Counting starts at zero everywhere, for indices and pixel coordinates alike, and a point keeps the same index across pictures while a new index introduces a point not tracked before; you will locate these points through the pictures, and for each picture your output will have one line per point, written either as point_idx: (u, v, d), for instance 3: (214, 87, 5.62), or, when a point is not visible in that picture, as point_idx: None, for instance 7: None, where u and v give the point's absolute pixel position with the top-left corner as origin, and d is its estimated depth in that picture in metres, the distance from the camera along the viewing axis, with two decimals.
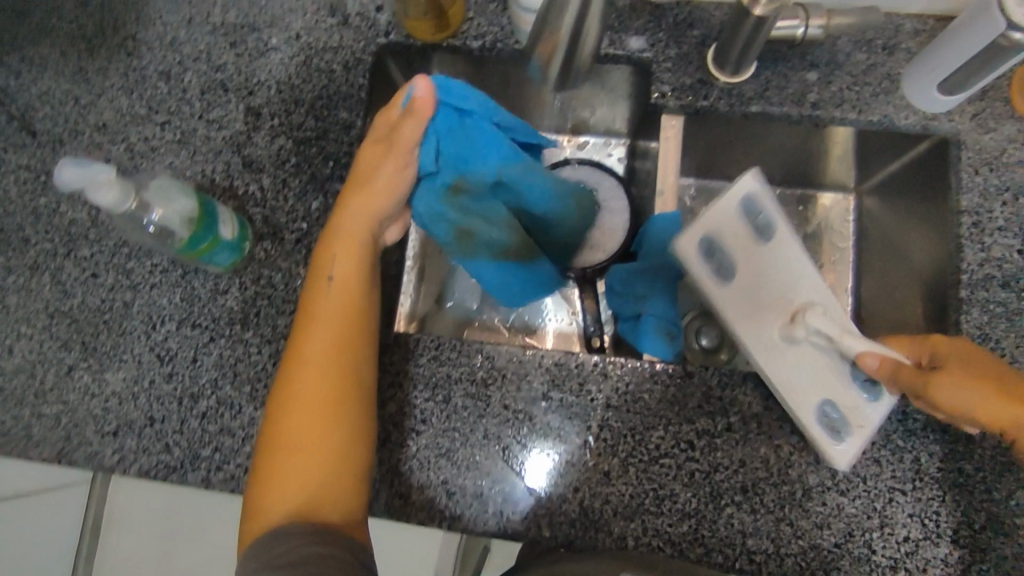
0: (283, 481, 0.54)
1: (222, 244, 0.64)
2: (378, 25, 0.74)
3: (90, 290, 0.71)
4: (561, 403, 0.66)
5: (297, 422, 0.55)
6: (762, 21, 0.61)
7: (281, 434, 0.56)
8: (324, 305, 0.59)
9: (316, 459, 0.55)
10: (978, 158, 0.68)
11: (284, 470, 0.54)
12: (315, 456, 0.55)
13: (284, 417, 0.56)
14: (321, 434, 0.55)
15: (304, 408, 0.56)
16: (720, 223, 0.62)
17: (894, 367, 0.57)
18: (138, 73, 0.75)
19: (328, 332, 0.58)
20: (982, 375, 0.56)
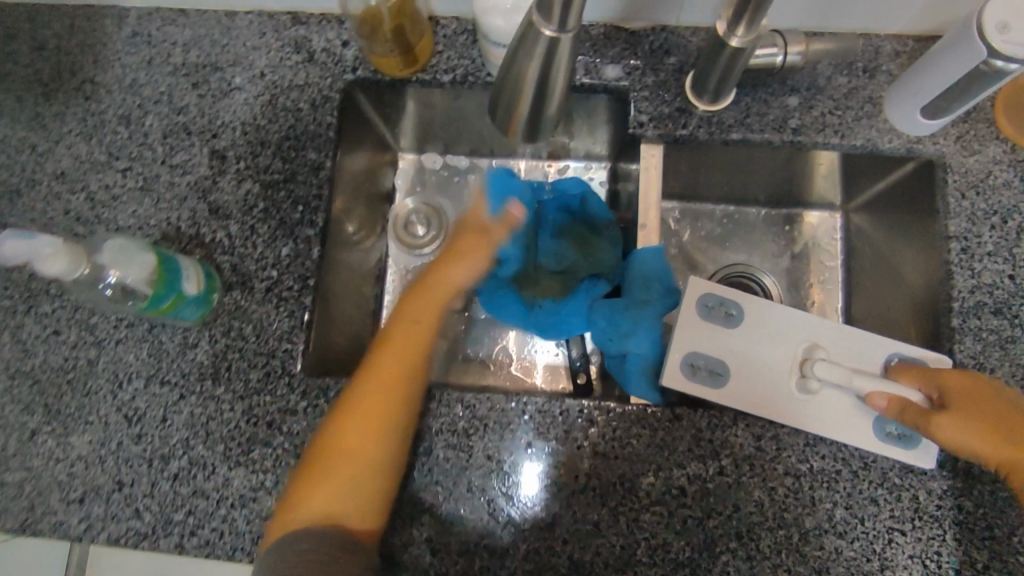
0: (326, 488, 0.56)
1: (188, 300, 0.62)
2: (345, 60, 0.71)
3: (53, 348, 0.68)
4: (546, 451, 0.64)
5: (355, 438, 0.57)
6: (738, 52, 0.59)
7: (336, 447, 0.57)
8: (399, 337, 0.61)
9: (358, 480, 0.57)
10: (964, 181, 0.67)
11: (328, 474, 0.57)
12: (358, 474, 0.57)
13: (343, 428, 0.58)
14: (369, 460, 0.57)
15: (365, 427, 0.57)
16: (696, 323, 0.64)
17: (902, 407, 0.58)
18: (97, 118, 0.72)
19: (393, 370, 0.59)
20: (990, 415, 0.55)
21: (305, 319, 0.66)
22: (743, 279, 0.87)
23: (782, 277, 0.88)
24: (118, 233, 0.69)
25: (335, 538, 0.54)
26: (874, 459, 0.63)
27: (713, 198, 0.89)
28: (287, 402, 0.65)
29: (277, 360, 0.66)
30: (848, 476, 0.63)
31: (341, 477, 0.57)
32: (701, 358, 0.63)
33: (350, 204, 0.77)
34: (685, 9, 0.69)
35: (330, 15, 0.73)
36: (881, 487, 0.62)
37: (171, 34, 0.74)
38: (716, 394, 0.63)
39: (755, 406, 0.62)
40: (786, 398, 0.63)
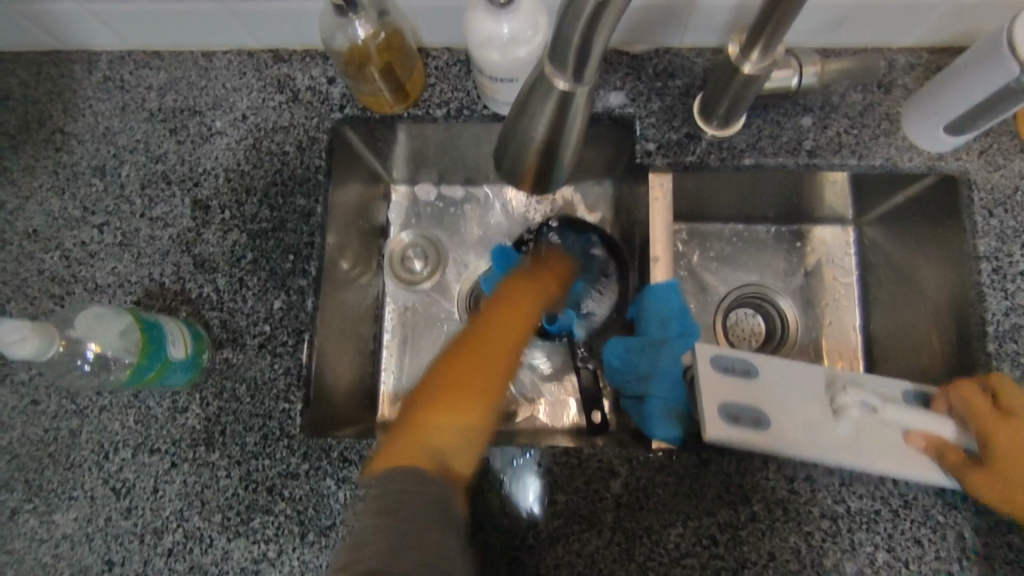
0: (429, 436, 0.46)
1: (174, 366, 0.58)
2: (332, 98, 0.68)
3: (31, 420, 0.63)
4: (567, 506, 0.60)
5: (481, 385, 0.49)
6: (753, 78, 0.56)
7: (460, 393, 0.48)
8: (519, 310, 0.59)
9: (467, 428, 0.47)
10: (989, 198, 0.65)
11: (441, 415, 0.47)
12: (471, 430, 0.47)
13: (465, 377, 0.50)
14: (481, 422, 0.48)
15: (495, 369, 0.51)
16: (719, 386, 0.58)
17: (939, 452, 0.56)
18: (69, 170, 0.68)
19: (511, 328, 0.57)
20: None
21: (302, 375, 0.62)
22: (756, 300, 0.83)
23: (796, 298, 0.82)
24: (97, 292, 0.65)
25: (450, 486, 0.43)
26: (915, 497, 0.59)
27: (719, 218, 0.83)
28: (287, 466, 0.60)
29: (275, 422, 0.61)
30: (888, 516, 0.59)
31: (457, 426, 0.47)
32: (738, 412, 0.57)
33: (343, 242, 0.72)
34: (690, 31, 0.66)
35: (314, 51, 0.69)
36: (924, 526, 0.59)
37: (145, 78, 0.69)
38: (765, 441, 0.55)
39: (809, 450, 0.55)
40: (831, 438, 0.56)
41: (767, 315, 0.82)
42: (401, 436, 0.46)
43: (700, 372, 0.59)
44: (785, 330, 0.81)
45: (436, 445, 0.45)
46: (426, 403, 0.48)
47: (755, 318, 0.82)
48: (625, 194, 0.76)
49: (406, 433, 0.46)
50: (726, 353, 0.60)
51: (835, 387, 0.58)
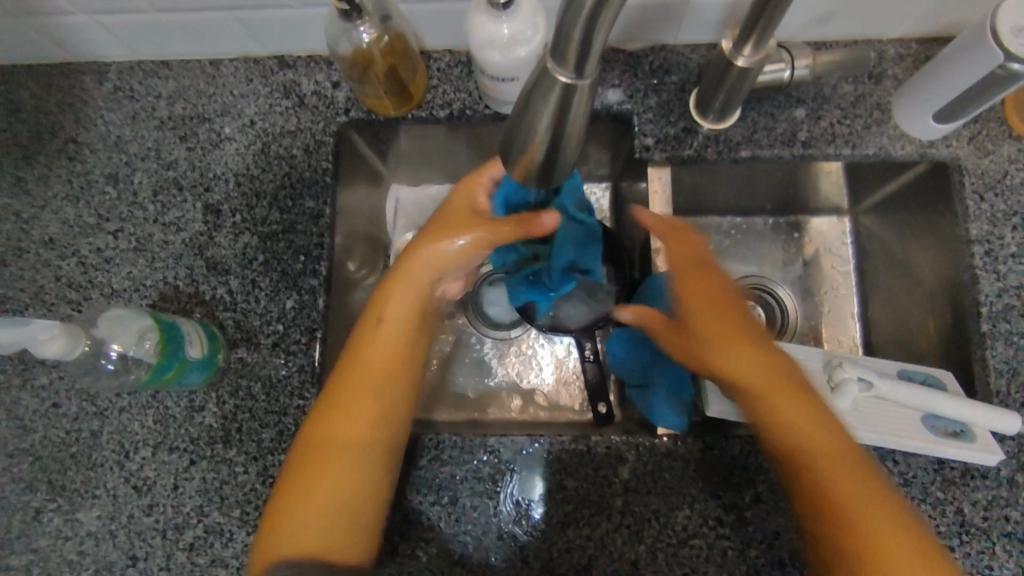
0: (312, 502, 0.55)
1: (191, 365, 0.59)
2: (337, 102, 0.69)
3: (53, 423, 0.65)
4: (576, 492, 0.61)
5: (328, 463, 0.56)
6: (746, 71, 0.58)
7: (311, 461, 0.56)
8: (386, 330, 0.61)
9: (330, 496, 0.56)
10: (980, 182, 0.67)
11: (313, 493, 0.56)
12: (328, 501, 0.56)
13: (320, 451, 0.57)
14: (346, 478, 0.56)
15: (351, 439, 0.57)
16: None
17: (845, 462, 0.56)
18: (83, 179, 0.70)
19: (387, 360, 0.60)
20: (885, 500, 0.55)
21: (315, 372, 0.64)
22: (757, 291, 0.83)
23: (795, 287, 0.84)
24: (114, 296, 0.67)
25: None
26: (914, 474, 0.61)
27: (718, 211, 0.85)
28: None
29: (290, 418, 0.63)
30: None
31: (315, 499, 0.56)
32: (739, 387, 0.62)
33: (350, 242, 0.74)
34: (685, 28, 0.68)
35: (318, 57, 0.71)
36: (925, 502, 0.60)
37: (154, 87, 0.71)
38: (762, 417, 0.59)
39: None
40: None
41: (767, 305, 0.83)
42: (284, 507, 0.56)
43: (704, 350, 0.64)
44: (786, 319, 0.82)
45: (308, 522, 0.55)
46: (298, 478, 0.56)
47: (757, 308, 0.83)
48: (626, 189, 0.78)
49: (286, 493, 0.56)
50: None
51: (831, 365, 0.62)
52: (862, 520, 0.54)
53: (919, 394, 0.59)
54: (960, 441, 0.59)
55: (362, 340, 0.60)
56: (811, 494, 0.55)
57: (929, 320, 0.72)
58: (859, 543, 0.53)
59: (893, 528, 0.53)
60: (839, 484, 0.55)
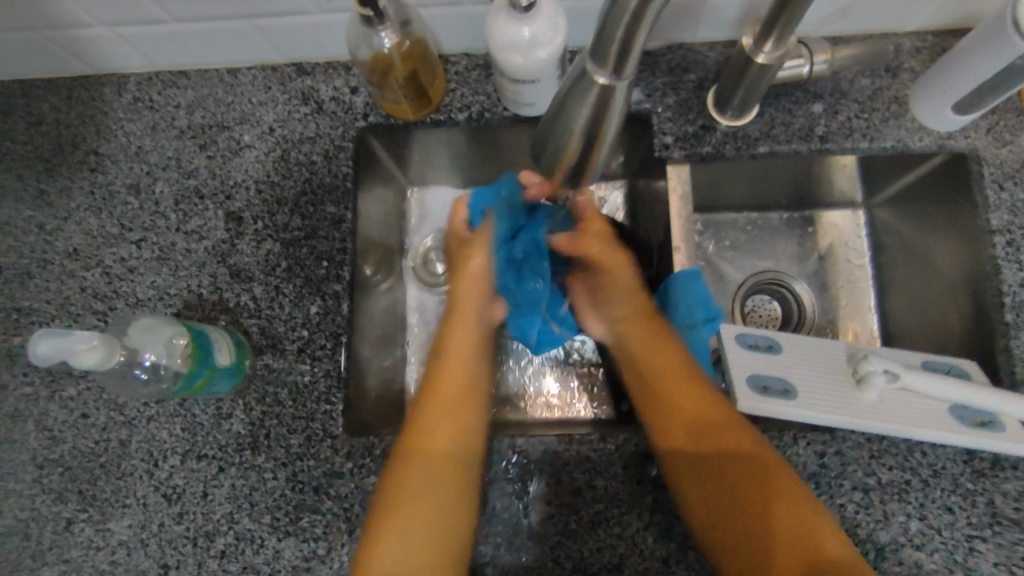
0: (407, 503, 0.58)
1: (221, 373, 0.60)
2: (356, 108, 0.70)
3: (81, 433, 0.65)
4: (606, 490, 0.61)
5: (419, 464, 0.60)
6: (766, 68, 0.58)
7: (407, 467, 0.59)
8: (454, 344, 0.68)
9: (427, 504, 0.58)
10: (999, 173, 0.67)
11: (412, 495, 0.58)
12: (427, 507, 0.58)
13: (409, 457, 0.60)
14: (438, 482, 0.59)
15: (439, 461, 0.60)
16: (749, 363, 0.62)
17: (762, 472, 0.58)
18: (105, 190, 0.70)
19: (454, 374, 0.66)
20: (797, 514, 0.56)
21: (342, 377, 0.64)
22: (773, 286, 0.84)
23: (812, 281, 0.84)
24: (139, 306, 0.67)
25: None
26: (943, 466, 0.61)
27: (733, 207, 0.84)
28: (333, 465, 0.62)
29: (318, 423, 0.63)
30: (918, 485, 0.61)
31: (408, 505, 0.58)
32: (766, 379, 0.60)
33: (369, 246, 0.74)
34: (701, 27, 0.68)
35: (336, 63, 0.71)
36: (954, 493, 0.60)
37: (173, 97, 0.72)
38: (796, 407, 0.57)
39: (839, 414, 0.58)
40: (857, 406, 0.59)
41: (783, 300, 0.84)
42: (381, 520, 0.57)
43: (728, 349, 0.63)
44: (802, 315, 0.83)
45: (404, 527, 0.57)
46: (398, 497, 0.58)
47: (772, 303, 0.84)
48: (642, 188, 0.78)
49: (391, 503, 0.58)
50: (752, 335, 0.65)
51: (856, 359, 0.62)
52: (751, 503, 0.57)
53: (946, 383, 0.59)
54: (991, 430, 0.59)
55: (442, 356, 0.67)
56: (708, 484, 0.59)
57: (950, 312, 0.72)
58: (782, 535, 0.55)
59: (804, 519, 0.55)
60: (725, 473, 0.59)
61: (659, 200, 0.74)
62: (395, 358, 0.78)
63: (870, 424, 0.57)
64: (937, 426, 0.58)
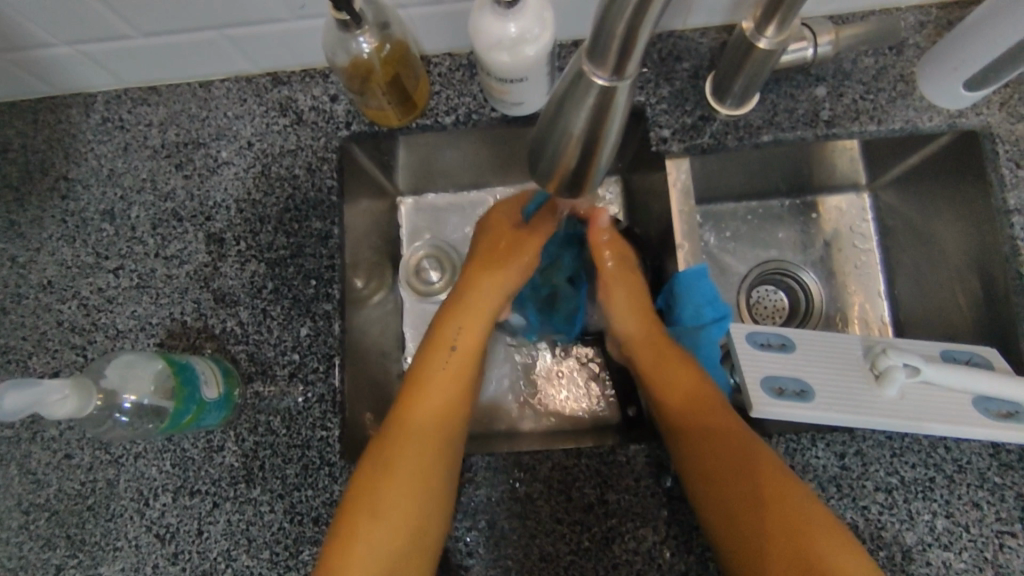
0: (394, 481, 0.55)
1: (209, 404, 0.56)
2: (337, 116, 0.66)
3: (66, 474, 0.62)
4: (619, 505, 0.58)
5: (402, 464, 0.56)
6: (768, 54, 0.56)
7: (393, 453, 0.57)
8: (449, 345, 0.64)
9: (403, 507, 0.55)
10: (1015, 150, 0.64)
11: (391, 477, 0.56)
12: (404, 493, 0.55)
13: (390, 454, 0.57)
14: (421, 484, 0.55)
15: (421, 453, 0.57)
16: (761, 363, 0.59)
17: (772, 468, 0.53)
18: (77, 218, 0.67)
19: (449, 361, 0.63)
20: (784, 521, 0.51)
21: (337, 401, 0.61)
22: (778, 275, 0.82)
23: (818, 269, 0.81)
24: (120, 338, 0.64)
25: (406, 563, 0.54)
26: (968, 460, 0.58)
27: (732, 197, 0.81)
28: (331, 494, 0.59)
29: (314, 451, 0.60)
30: (943, 482, 0.58)
31: (384, 505, 0.55)
32: (780, 381, 0.57)
33: (357, 259, 0.71)
34: (696, 13, 0.65)
35: (313, 70, 0.67)
36: (981, 488, 0.58)
37: (144, 115, 0.68)
38: (812, 409, 0.54)
39: (856, 414, 0.55)
40: (875, 405, 0.56)
41: (790, 290, 0.81)
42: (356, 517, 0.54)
43: (738, 348, 0.60)
44: (809, 304, 0.80)
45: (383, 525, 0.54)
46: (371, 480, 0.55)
47: (778, 293, 0.82)
48: (639, 182, 0.75)
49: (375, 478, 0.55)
50: (764, 332, 0.62)
51: (874, 353, 0.59)
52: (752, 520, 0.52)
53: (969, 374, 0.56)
54: (1019, 421, 0.55)
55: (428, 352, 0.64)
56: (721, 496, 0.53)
57: (963, 296, 0.69)
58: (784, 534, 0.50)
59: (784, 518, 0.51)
60: (724, 481, 0.53)
61: (658, 196, 0.71)
62: (391, 374, 0.75)
63: (894, 423, 0.54)
64: (961, 420, 0.55)
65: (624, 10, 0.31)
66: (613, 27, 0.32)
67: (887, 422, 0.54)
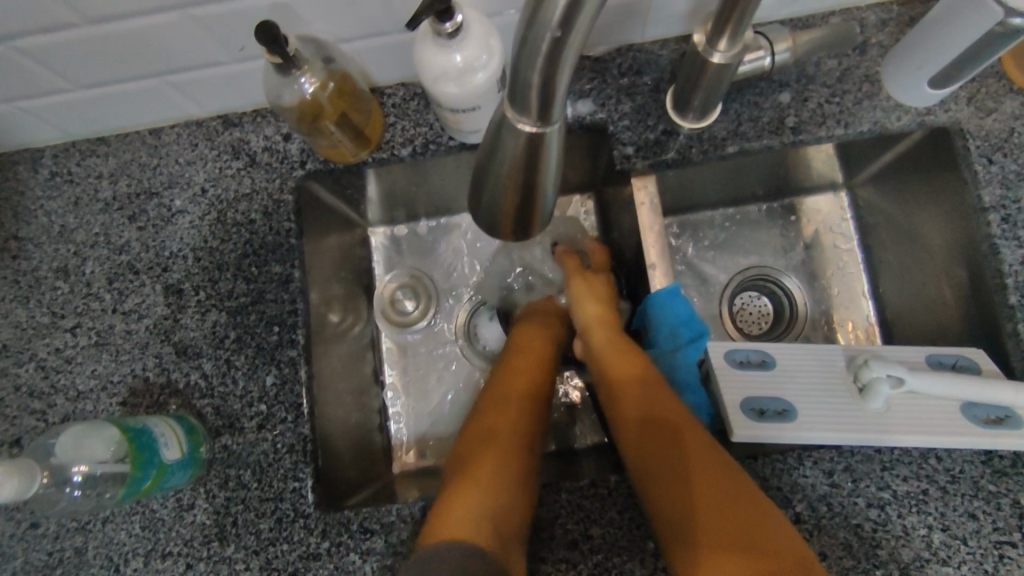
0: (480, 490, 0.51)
1: (154, 444, 0.54)
2: (291, 156, 0.64)
3: (33, 545, 0.60)
4: (604, 539, 0.56)
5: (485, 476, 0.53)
6: (723, 68, 0.54)
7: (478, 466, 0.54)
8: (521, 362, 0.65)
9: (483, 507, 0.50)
10: (987, 145, 0.62)
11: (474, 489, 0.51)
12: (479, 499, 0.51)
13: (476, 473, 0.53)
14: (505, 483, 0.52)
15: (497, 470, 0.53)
16: (741, 384, 0.57)
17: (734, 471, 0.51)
18: (30, 277, 0.65)
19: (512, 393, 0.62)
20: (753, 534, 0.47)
21: (307, 450, 0.59)
22: (760, 281, 0.79)
23: (801, 274, 0.79)
24: (80, 399, 0.61)
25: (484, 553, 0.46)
26: (961, 469, 0.56)
27: (707, 205, 0.79)
28: (308, 547, 0.57)
29: (287, 503, 0.58)
30: (936, 494, 0.56)
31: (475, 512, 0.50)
32: (760, 402, 0.55)
33: (326, 298, 0.69)
34: (650, 25, 0.64)
35: (264, 109, 0.66)
36: (976, 498, 0.56)
37: (95, 167, 0.67)
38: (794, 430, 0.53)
39: (838, 432, 0.53)
40: (860, 420, 0.55)
41: (773, 296, 0.79)
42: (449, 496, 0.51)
43: (718, 369, 0.58)
44: (793, 310, 0.78)
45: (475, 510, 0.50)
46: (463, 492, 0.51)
47: (761, 299, 0.79)
48: (610, 197, 0.73)
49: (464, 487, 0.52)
50: (746, 348, 0.60)
51: (856, 366, 0.57)
52: (705, 517, 0.49)
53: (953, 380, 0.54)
54: (1007, 429, 0.53)
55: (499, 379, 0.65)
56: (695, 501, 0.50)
57: (948, 294, 0.67)
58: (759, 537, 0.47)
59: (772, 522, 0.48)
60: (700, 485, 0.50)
61: (627, 213, 0.69)
62: (370, 412, 0.73)
63: (878, 438, 0.53)
64: (947, 431, 0.53)
65: (535, 58, 0.30)
66: (529, 74, 0.31)
67: (872, 438, 0.53)
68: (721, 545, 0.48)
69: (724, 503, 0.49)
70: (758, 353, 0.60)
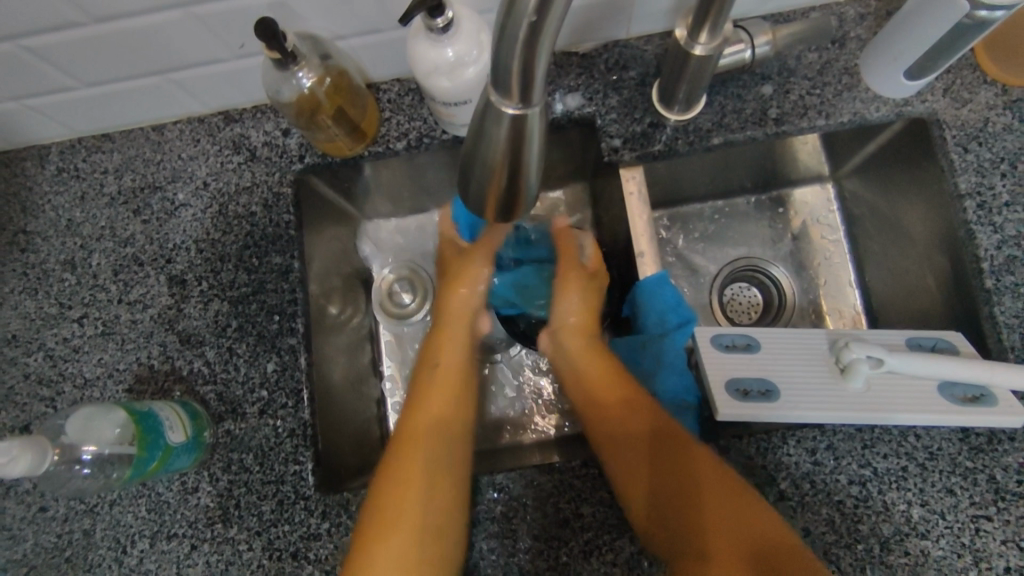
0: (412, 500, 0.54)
1: (160, 428, 0.56)
2: (290, 150, 0.67)
3: (43, 528, 0.62)
4: (595, 517, 0.58)
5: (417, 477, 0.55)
6: (704, 60, 0.56)
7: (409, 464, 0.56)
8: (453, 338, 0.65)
9: (433, 520, 0.53)
10: (963, 134, 0.64)
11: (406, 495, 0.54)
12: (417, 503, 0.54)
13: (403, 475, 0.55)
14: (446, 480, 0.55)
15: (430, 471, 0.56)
16: (726, 365, 0.59)
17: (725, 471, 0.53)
18: (39, 269, 0.67)
19: (446, 382, 0.63)
20: (749, 530, 0.50)
21: (307, 433, 0.61)
22: (749, 272, 0.81)
23: (788, 264, 0.81)
24: (87, 387, 0.63)
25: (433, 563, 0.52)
26: (939, 447, 0.58)
27: (696, 197, 0.81)
28: (308, 528, 0.59)
29: (288, 485, 0.60)
30: (916, 470, 0.58)
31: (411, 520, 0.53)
32: (745, 382, 0.57)
33: (325, 289, 0.71)
34: (636, 21, 0.66)
35: (263, 106, 0.68)
36: (954, 474, 0.58)
37: (100, 162, 0.69)
38: (777, 408, 0.55)
39: (819, 409, 0.55)
40: (841, 398, 0.57)
41: (762, 285, 0.81)
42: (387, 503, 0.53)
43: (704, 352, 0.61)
44: (782, 299, 0.80)
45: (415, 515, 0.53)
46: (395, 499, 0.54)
47: (750, 290, 0.81)
48: (601, 189, 0.75)
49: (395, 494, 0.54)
50: (731, 333, 0.63)
51: (837, 347, 0.59)
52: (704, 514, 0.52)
53: (930, 359, 0.56)
54: (982, 406, 0.55)
55: (434, 354, 0.65)
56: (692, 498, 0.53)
57: (930, 280, 0.69)
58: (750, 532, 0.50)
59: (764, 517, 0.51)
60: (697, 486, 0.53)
61: (617, 203, 0.71)
62: (368, 401, 0.75)
63: (858, 415, 0.55)
64: (925, 408, 0.55)
65: (515, 45, 0.32)
66: (509, 60, 0.33)
67: (852, 415, 0.55)
68: (713, 526, 0.51)
69: (722, 502, 0.52)
70: (743, 338, 0.62)
